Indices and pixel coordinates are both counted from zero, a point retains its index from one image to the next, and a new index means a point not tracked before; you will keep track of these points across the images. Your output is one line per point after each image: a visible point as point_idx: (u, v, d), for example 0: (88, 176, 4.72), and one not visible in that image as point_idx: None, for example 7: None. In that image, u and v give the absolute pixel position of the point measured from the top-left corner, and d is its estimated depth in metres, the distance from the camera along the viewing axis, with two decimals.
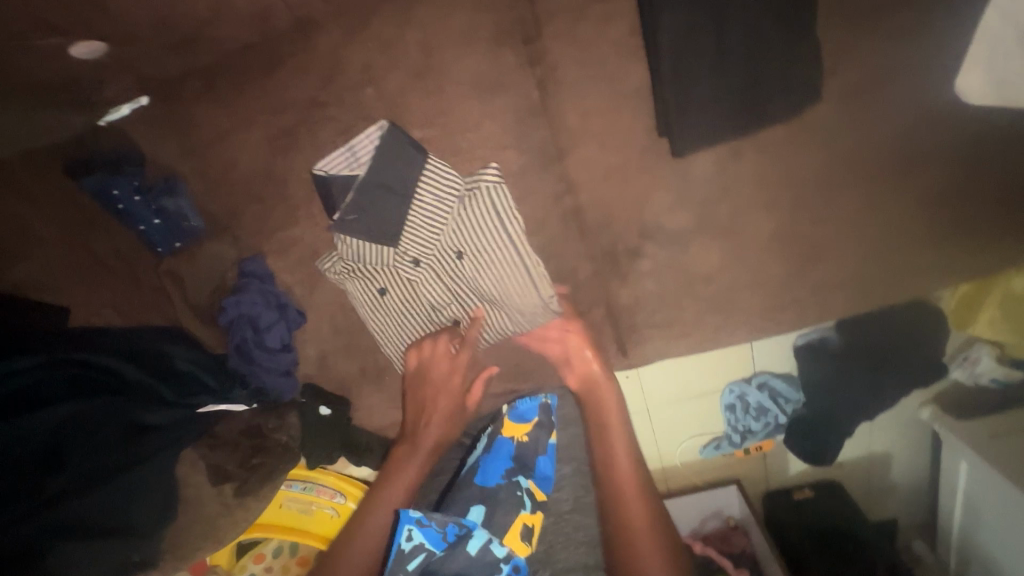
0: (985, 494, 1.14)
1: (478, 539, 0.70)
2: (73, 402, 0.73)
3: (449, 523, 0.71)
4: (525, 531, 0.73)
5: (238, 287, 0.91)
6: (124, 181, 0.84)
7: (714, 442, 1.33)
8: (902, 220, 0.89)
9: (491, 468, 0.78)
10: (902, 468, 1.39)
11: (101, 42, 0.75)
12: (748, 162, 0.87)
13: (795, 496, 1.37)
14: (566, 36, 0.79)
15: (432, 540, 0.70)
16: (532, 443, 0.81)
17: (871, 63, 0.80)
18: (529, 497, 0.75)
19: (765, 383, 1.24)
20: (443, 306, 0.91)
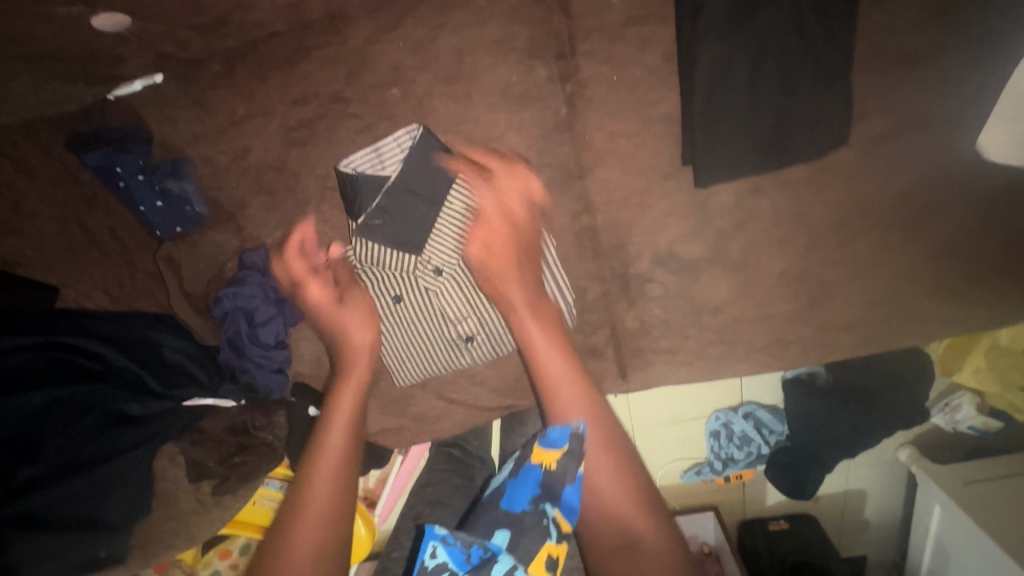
0: (953, 539, 1.15)
1: (501, 566, 0.59)
2: (48, 390, 0.71)
3: (473, 544, 0.61)
4: (550, 562, 0.62)
5: (237, 278, 0.87)
6: (128, 159, 0.80)
7: (694, 467, 1.32)
8: (911, 268, 0.89)
9: (517, 491, 0.66)
10: (877, 506, 1.40)
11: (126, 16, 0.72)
12: (768, 198, 0.87)
13: (770, 527, 1.37)
14: (600, 56, 0.79)
15: (456, 560, 0.60)
16: (559, 472, 0.64)
17: (899, 110, 0.80)
18: (555, 527, 0.62)
19: (751, 413, 1.25)
20: (459, 319, 0.89)
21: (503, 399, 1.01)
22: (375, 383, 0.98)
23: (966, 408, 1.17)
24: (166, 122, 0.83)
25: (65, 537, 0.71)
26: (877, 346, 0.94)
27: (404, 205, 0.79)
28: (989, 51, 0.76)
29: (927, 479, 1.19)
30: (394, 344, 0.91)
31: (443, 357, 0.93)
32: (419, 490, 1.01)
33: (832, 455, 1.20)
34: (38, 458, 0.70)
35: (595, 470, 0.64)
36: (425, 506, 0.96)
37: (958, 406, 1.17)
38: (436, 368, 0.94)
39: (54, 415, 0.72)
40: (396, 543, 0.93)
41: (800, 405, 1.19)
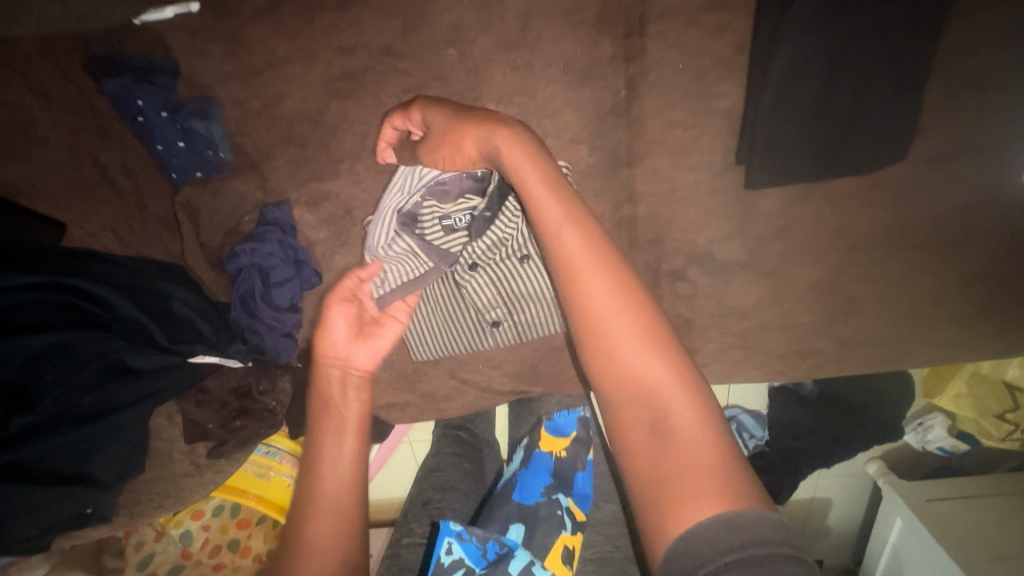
0: (912, 554, 1.17)
1: (519, 560, 0.71)
2: (52, 335, 0.66)
3: (487, 541, 0.74)
4: (565, 553, 0.80)
5: (255, 235, 0.81)
6: (152, 92, 0.75)
7: None
8: (936, 292, 0.90)
9: (529, 486, 0.89)
10: (840, 514, 1.44)
11: None
12: (814, 207, 0.86)
13: None
14: (671, 41, 0.75)
15: (472, 556, 0.72)
16: (570, 458, 0.94)
17: (961, 134, 0.79)
18: (568, 515, 0.84)
19: (735, 417, 1.25)
20: (490, 307, 0.85)
21: (516, 384, 0.99)
22: (387, 355, 0.95)
23: (938, 429, 1.18)
24: (197, 56, 0.75)
25: (54, 492, 0.66)
26: (892, 364, 0.95)
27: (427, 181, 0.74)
28: None
29: (893, 494, 1.21)
30: (424, 327, 0.89)
31: (471, 341, 0.90)
32: (426, 474, 0.98)
33: (814, 467, 1.19)
34: (35, 406, 0.65)
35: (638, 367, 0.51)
36: (436, 492, 0.93)
37: (931, 426, 1.19)
38: (460, 350, 0.92)
39: (56, 362, 0.67)
40: (407, 529, 0.88)
41: (784, 414, 1.19)
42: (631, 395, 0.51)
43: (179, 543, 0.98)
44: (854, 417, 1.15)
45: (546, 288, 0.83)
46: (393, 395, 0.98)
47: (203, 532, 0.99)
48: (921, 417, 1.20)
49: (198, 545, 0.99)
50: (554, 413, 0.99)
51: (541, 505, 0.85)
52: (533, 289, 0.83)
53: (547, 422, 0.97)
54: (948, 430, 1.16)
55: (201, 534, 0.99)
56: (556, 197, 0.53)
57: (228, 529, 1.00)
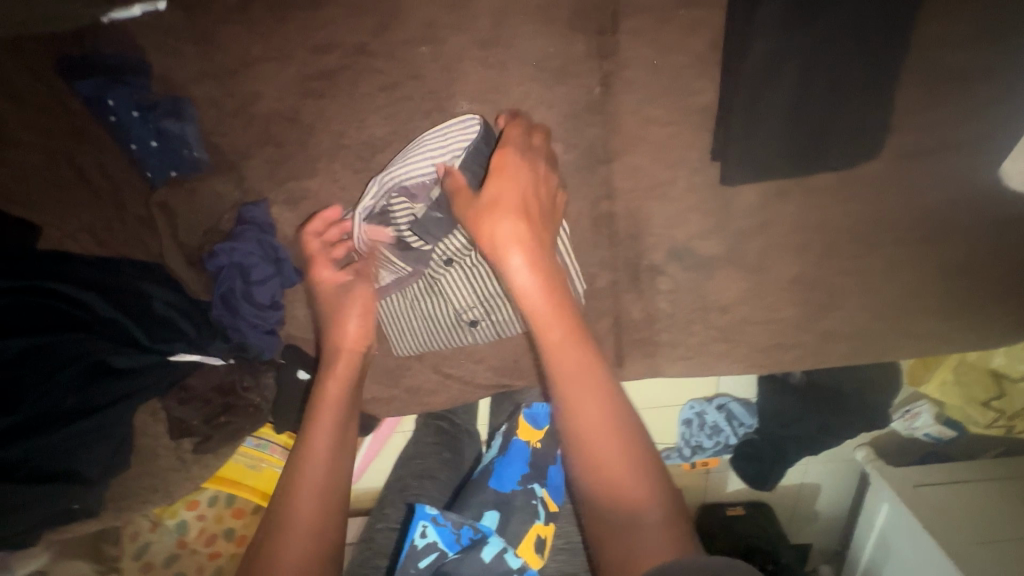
0: (899, 537, 1.19)
1: (492, 546, 0.75)
2: (28, 338, 0.67)
3: (461, 525, 0.77)
4: (538, 542, 0.85)
5: (233, 234, 0.81)
6: (124, 92, 0.74)
7: (665, 452, 1.35)
8: (915, 285, 0.91)
9: (506, 472, 0.90)
10: (827, 500, 1.47)
11: None
12: (793, 203, 0.86)
13: (728, 512, 1.43)
14: (645, 37, 0.75)
15: (445, 540, 0.76)
16: (545, 450, 0.94)
17: (936, 129, 0.79)
18: (542, 507, 0.88)
19: (725, 405, 1.27)
20: (467, 306, 0.86)
21: (500, 378, 0.99)
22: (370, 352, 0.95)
23: (924, 416, 1.19)
24: (170, 57, 0.76)
25: (37, 489, 0.68)
26: (871, 357, 0.95)
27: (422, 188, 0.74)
28: None
29: (878, 478, 1.23)
30: (399, 321, 0.90)
31: (448, 337, 0.91)
32: (405, 462, 1.04)
33: (802, 453, 1.20)
34: (16, 408, 0.66)
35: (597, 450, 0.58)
36: (412, 479, 1.00)
37: (917, 413, 1.20)
38: (435, 345, 0.93)
39: (33, 364, 0.68)
40: (381, 514, 0.98)
41: (770, 403, 1.20)
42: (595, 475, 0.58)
43: (175, 532, 0.97)
44: (838, 403, 1.14)
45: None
46: (378, 390, 0.99)
47: (199, 522, 0.99)
48: (908, 405, 1.20)
49: (194, 535, 0.99)
50: (532, 401, 0.97)
51: (517, 493, 0.88)
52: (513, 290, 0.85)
53: (526, 411, 0.96)
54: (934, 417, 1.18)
55: (195, 525, 0.99)
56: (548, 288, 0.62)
57: (224, 519, 1.01)
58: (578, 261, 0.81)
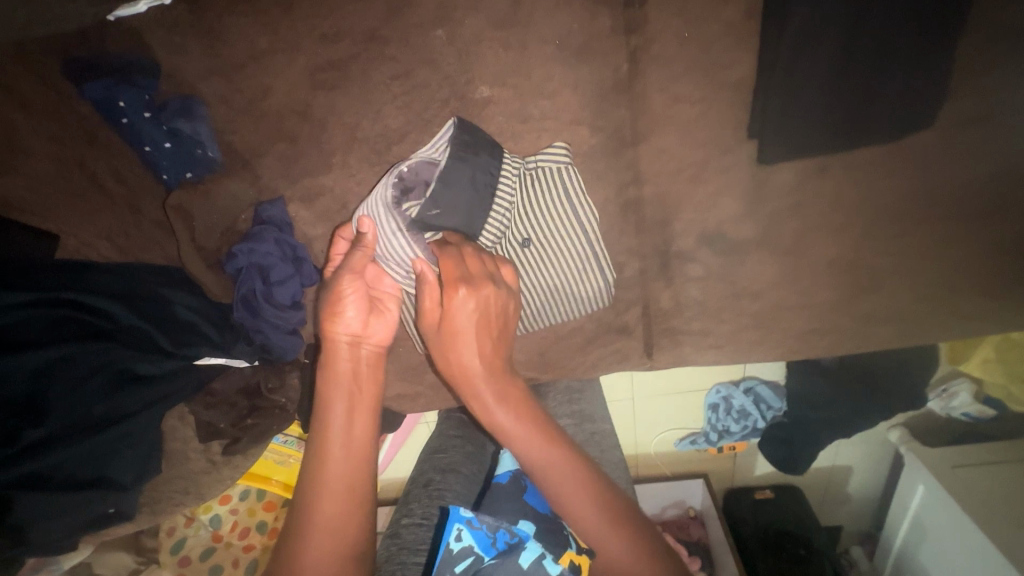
0: (938, 520, 1.15)
1: (530, 552, 0.70)
2: (60, 348, 0.65)
3: (498, 529, 0.72)
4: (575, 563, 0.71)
5: (251, 234, 0.79)
6: (134, 93, 0.71)
7: (690, 437, 1.33)
8: (967, 264, 0.85)
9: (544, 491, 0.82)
10: (860, 482, 1.42)
11: None
12: (833, 180, 0.81)
13: (756, 495, 1.41)
14: (674, 8, 0.69)
15: (482, 544, 0.71)
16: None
17: (997, 96, 0.73)
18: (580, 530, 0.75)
19: (752, 389, 1.23)
20: None
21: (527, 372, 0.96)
22: (394, 349, 0.94)
23: (963, 396, 1.13)
24: (175, 53, 0.72)
25: (70, 496, 0.67)
26: (914, 340, 0.91)
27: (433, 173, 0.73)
28: None
29: (915, 460, 1.18)
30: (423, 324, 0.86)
31: None
32: (429, 456, 1.01)
33: (834, 436, 1.16)
34: (49, 418, 0.64)
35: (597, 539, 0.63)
36: (437, 473, 0.97)
37: (955, 393, 1.14)
38: None
39: (65, 373, 0.66)
40: (408, 509, 0.93)
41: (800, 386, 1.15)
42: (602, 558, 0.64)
43: (210, 526, 1.01)
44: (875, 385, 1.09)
45: (561, 276, 0.81)
46: (404, 386, 0.97)
47: (232, 516, 1.01)
48: (946, 384, 1.15)
49: (228, 528, 1.01)
50: None
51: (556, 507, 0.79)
52: (539, 282, 0.81)
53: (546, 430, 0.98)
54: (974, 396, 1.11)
55: (229, 518, 1.01)
56: (509, 409, 0.65)
57: (256, 512, 1.02)
58: (607, 245, 0.79)
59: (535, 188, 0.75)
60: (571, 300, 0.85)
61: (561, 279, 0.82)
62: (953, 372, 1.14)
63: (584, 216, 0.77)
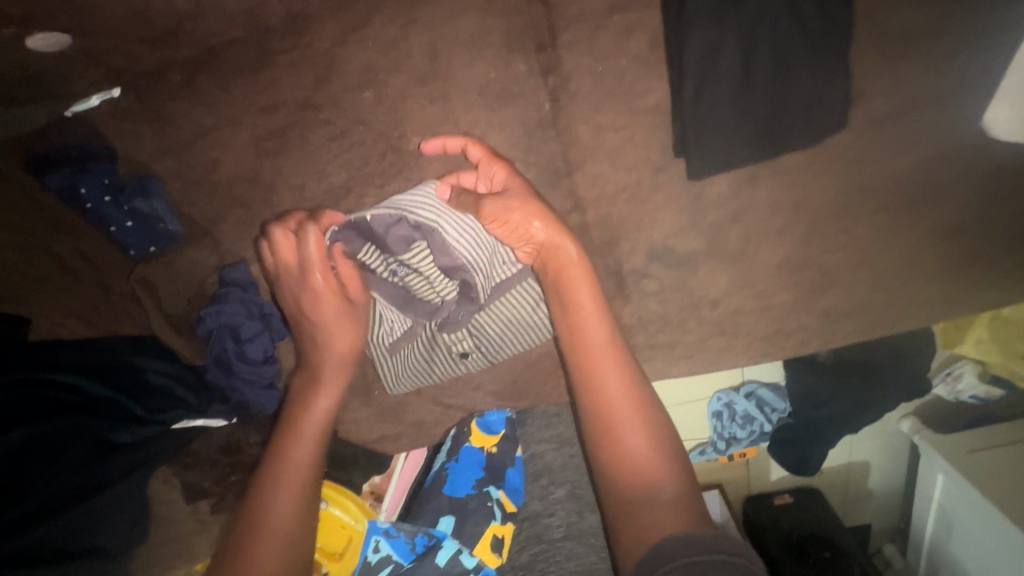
0: (962, 509, 1.11)
1: (445, 550, 0.85)
2: (27, 428, 0.66)
3: (416, 534, 0.88)
4: (496, 541, 0.86)
5: (219, 297, 0.83)
6: (91, 179, 0.77)
7: (699, 448, 1.27)
8: (915, 253, 0.87)
9: (460, 479, 0.92)
10: (880, 476, 1.34)
11: (64, 34, 0.71)
12: (766, 187, 0.84)
13: (776, 501, 1.33)
14: (581, 47, 0.76)
15: (399, 551, 0.88)
16: (500, 454, 0.95)
17: (894, 93, 0.78)
18: (498, 507, 0.89)
19: (753, 392, 1.18)
20: (456, 337, 0.86)
21: (502, 403, 0.97)
22: (369, 392, 0.95)
23: (968, 377, 1.10)
24: (128, 138, 0.80)
25: (61, 572, 0.64)
26: (882, 333, 0.91)
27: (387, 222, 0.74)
28: (978, 25, 0.74)
29: (931, 450, 1.14)
30: (393, 361, 0.88)
31: (437, 371, 0.90)
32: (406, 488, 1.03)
33: (838, 432, 1.13)
34: (27, 495, 0.64)
35: (623, 431, 0.62)
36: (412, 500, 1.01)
37: (960, 375, 1.11)
38: (428, 378, 0.90)
39: (36, 449, 0.66)
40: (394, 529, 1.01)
41: (799, 383, 1.13)
42: (622, 461, 0.61)
43: None
44: (870, 376, 1.08)
45: (518, 313, 0.83)
46: (384, 431, 0.96)
47: None
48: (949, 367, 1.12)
49: None
50: (484, 410, 0.98)
51: (471, 497, 0.89)
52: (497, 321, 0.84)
53: (479, 420, 0.97)
54: (978, 377, 1.08)
55: None
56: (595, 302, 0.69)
57: None
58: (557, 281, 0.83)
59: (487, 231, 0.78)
60: (528, 328, 0.86)
61: (516, 313, 0.83)
62: (954, 355, 1.11)
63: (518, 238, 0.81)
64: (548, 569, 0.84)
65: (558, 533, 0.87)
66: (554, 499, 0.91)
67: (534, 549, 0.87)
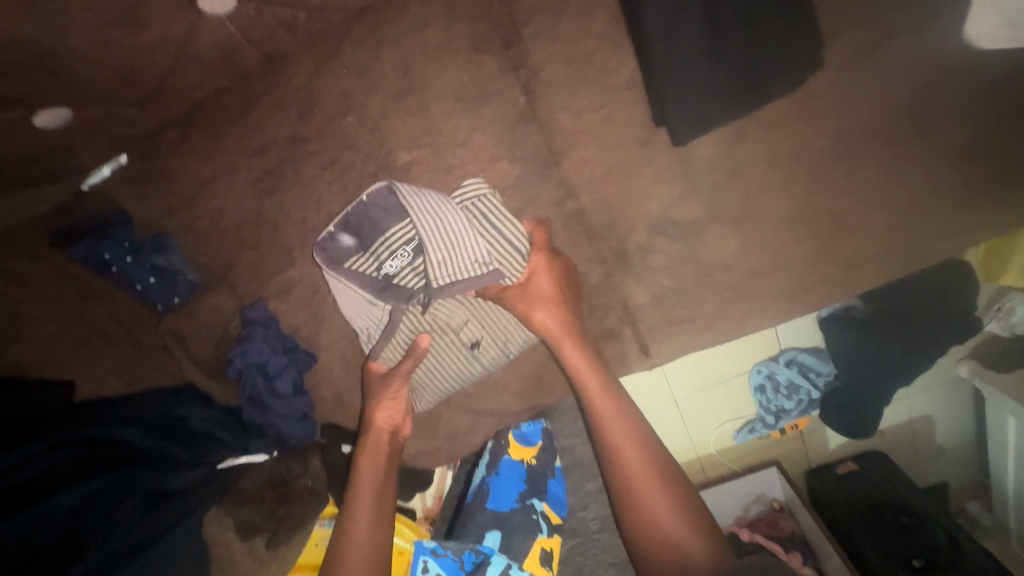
0: None
1: (496, 565, 0.84)
2: (85, 483, 0.67)
3: (466, 551, 0.86)
4: (544, 554, 0.86)
5: (243, 337, 0.85)
6: (114, 244, 0.85)
7: (747, 425, 1.20)
8: (926, 182, 0.84)
9: (503, 493, 0.90)
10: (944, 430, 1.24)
11: (66, 109, 0.75)
12: (755, 141, 0.84)
13: (838, 470, 1.23)
14: (545, 36, 0.78)
15: (449, 569, 0.86)
16: (540, 466, 0.93)
17: (868, 22, 0.77)
18: (544, 520, 0.88)
19: (794, 360, 1.13)
20: (458, 327, 0.86)
21: (528, 404, 0.95)
22: None
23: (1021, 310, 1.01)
24: (139, 201, 0.89)
25: None
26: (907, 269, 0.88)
27: (371, 211, 0.78)
28: None
29: (997, 394, 1.06)
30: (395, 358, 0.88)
31: (447, 370, 0.88)
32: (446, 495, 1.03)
33: (893, 386, 1.10)
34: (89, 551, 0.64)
35: (658, 509, 0.68)
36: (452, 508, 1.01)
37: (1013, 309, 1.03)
38: (445, 386, 0.90)
39: (94, 505, 0.67)
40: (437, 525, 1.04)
41: (840, 343, 1.08)
42: (651, 531, 0.68)
43: None
44: (910, 321, 1.04)
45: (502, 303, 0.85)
46: (422, 446, 0.97)
47: None
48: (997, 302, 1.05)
49: None
50: (520, 421, 0.96)
51: (515, 511, 0.88)
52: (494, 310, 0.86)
53: (516, 431, 0.95)
54: None
55: None
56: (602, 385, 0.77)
57: None
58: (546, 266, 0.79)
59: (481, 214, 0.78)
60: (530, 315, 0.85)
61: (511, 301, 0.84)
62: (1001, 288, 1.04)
63: (512, 235, 0.78)
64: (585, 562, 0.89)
65: (593, 526, 0.91)
66: (587, 495, 0.93)
67: (569, 541, 0.92)
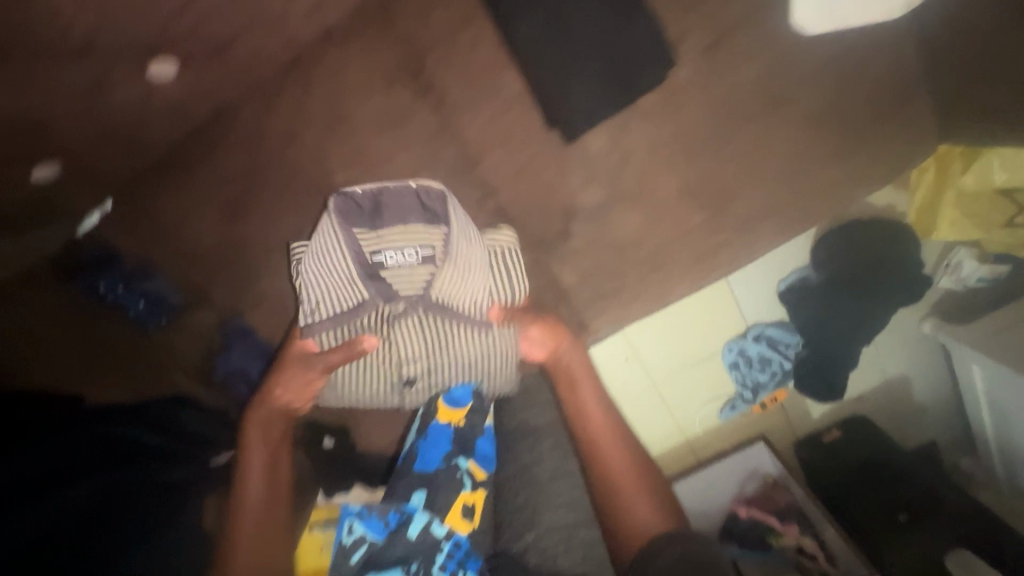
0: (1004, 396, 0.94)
1: (418, 521, 0.81)
2: (97, 477, 0.78)
3: (388, 511, 0.83)
4: (466, 509, 0.85)
5: (226, 345, 1.02)
6: (109, 277, 1.00)
7: (728, 403, 1.13)
8: (791, 148, 0.97)
9: (428, 454, 0.88)
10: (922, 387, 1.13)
11: (56, 162, 0.86)
12: (637, 131, 0.98)
13: (824, 437, 1.12)
14: (444, 66, 0.94)
15: (373, 530, 0.82)
16: (470, 426, 0.90)
17: (708, 24, 0.93)
18: (468, 476, 0.87)
19: (761, 334, 1.08)
20: (410, 359, 0.88)
21: None
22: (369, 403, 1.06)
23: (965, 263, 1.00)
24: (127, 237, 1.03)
25: None
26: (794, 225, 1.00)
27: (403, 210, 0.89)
28: None
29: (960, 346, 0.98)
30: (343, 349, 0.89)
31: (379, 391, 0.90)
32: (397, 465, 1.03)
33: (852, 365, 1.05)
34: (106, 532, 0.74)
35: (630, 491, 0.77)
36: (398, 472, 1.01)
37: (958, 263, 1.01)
38: (369, 395, 0.92)
39: (106, 497, 0.78)
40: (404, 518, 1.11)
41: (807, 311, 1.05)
42: (622, 513, 0.75)
43: None
44: (869, 283, 1.00)
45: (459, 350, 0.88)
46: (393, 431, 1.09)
47: None
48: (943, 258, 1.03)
49: None
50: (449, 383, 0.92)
51: (440, 471, 0.86)
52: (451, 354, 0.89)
53: (444, 395, 0.91)
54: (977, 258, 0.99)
55: None
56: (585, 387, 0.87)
57: None
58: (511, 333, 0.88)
59: (498, 259, 0.92)
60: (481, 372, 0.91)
61: (469, 349, 0.88)
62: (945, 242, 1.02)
63: (516, 283, 0.91)
64: (539, 505, 0.86)
65: (546, 475, 0.88)
66: (540, 450, 0.91)
67: (525, 492, 0.88)
